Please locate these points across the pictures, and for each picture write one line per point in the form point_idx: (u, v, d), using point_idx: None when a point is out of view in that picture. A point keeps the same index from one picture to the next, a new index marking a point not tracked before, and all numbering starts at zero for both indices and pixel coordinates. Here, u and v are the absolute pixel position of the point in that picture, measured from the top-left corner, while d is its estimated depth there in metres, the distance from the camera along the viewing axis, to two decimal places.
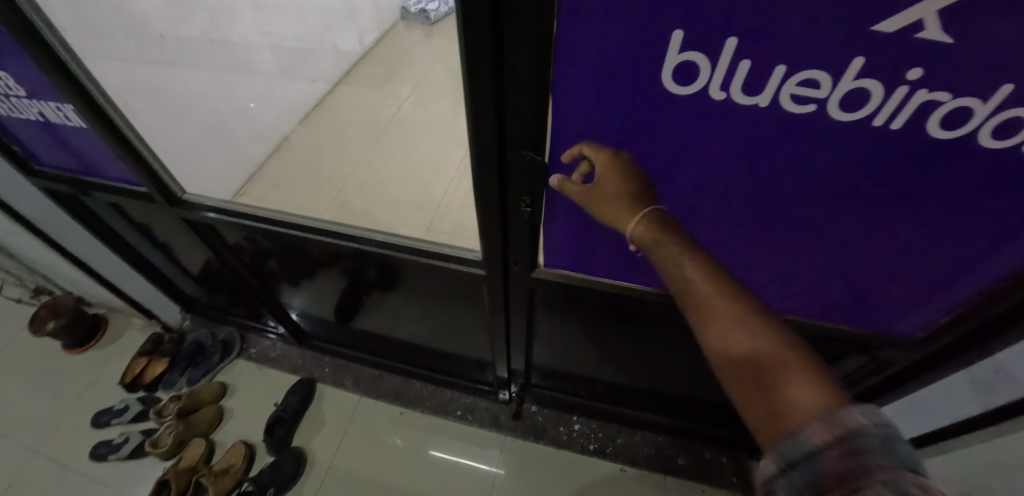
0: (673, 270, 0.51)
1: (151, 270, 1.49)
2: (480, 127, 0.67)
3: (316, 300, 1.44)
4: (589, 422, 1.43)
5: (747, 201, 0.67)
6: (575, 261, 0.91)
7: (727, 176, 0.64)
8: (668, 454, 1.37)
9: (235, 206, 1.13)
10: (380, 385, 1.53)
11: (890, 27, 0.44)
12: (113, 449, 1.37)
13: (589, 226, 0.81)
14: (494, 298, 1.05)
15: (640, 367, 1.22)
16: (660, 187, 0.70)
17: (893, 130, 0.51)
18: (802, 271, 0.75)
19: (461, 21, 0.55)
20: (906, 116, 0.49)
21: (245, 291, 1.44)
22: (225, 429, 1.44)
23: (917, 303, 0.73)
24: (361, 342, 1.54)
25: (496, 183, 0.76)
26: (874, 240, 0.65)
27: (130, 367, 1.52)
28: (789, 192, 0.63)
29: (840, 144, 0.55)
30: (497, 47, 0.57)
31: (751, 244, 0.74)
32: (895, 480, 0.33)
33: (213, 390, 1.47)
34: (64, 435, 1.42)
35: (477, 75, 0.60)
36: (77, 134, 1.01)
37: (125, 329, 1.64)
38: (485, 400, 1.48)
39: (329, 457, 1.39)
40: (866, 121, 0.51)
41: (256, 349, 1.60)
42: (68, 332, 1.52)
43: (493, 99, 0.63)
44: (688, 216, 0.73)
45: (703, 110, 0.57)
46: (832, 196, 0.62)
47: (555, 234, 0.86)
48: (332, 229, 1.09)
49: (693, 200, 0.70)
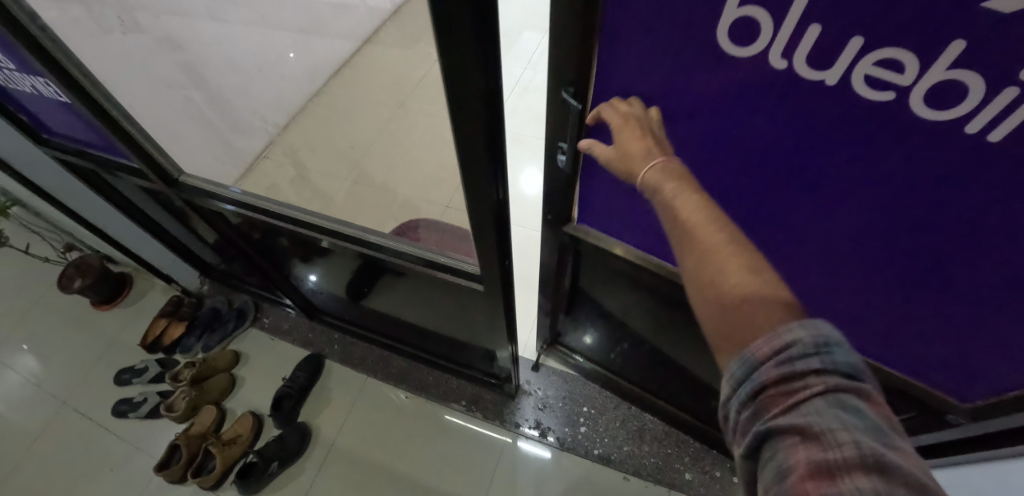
0: (660, 204, 0.48)
1: (171, 240, 1.50)
2: (467, 134, 0.59)
3: (332, 283, 1.39)
4: (596, 426, 1.38)
5: (797, 201, 0.56)
6: (609, 222, 0.84)
7: (776, 166, 0.54)
8: (674, 468, 1.30)
9: (261, 200, 1.08)
10: (387, 367, 1.51)
11: (1003, 7, 0.31)
12: (133, 407, 1.42)
13: (623, 187, 0.74)
14: (496, 303, 0.98)
15: (666, 362, 1.16)
16: (696, 165, 0.60)
17: (990, 143, 0.38)
18: (846, 296, 0.64)
19: (437, 15, 0.46)
20: (1009, 129, 0.36)
21: (258, 266, 1.41)
22: (236, 398, 1.47)
23: (983, 370, 0.60)
24: (370, 324, 1.50)
25: (489, 195, 0.68)
26: (939, 281, 0.53)
27: (151, 328, 1.56)
28: (845, 201, 0.52)
29: (918, 152, 0.43)
30: (480, 42, 0.48)
31: (792, 248, 0.63)
32: (824, 387, 0.34)
33: (226, 358, 1.49)
34: (90, 389, 1.50)
35: (460, 74, 0.51)
36: (70, 110, 0.99)
37: (149, 290, 1.69)
38: (491, 391, 1.44)
39: (332, 434, 1.40)
40: (955, 129, 0.39)
41: (270, 319, 1.61)
42: (94, 291, 1.57)
43: (481, 102, 0.54)
44: (727, 205, 0.63)
45: (759, 77, 0.46)
46: (896, 218, 0.50)
47: (591, 190, 0.79)
48: (343, 231, 1.03)
49: (734, 188, 0.60)
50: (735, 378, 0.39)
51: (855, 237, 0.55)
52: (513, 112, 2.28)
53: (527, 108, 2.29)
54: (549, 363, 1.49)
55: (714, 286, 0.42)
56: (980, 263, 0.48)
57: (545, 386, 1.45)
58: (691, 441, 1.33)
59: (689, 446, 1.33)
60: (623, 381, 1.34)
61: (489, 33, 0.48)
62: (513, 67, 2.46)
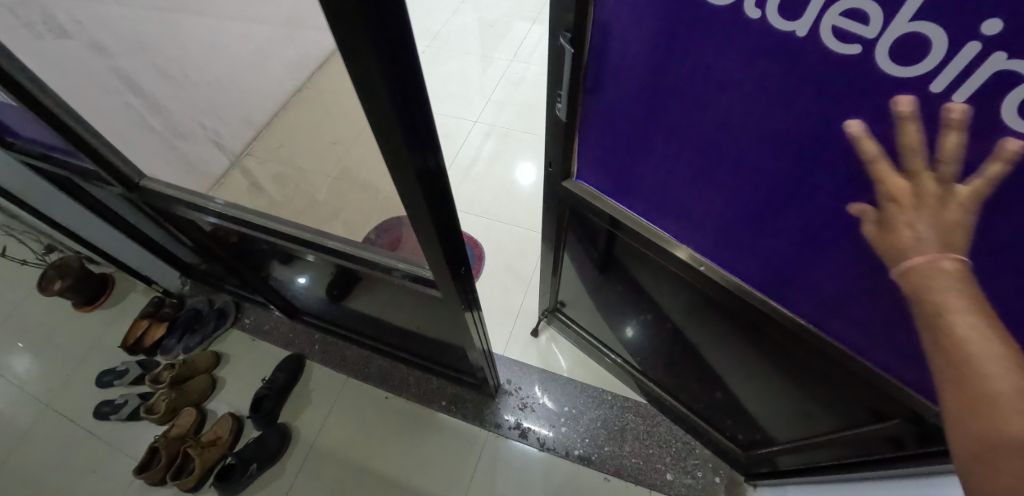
0: (931, 323, 0.44)
1: (150, 244, 1.49)
2: (391, 156, 0.58)
3: (311, 287, 1.37)
4: (577, 426, 1.36)
5: (775, 158, 0.58)
6: (603, 180, 0.88)
7: (753, 121, 0.57)
8: (656, 468, 1.30)
9: (242, 211, 1.04)
10: (366, 366, 1.50)
11: None
12: (115, 409, 1.42)
13: (618, 143, 0.78)
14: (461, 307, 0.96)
15: (660, 341, 1.18)
16: (684, 118, 0.64)
17: (955, 103, 0.40)
18: (818, 271, 0.66)
19: (338, 44, 0.45)
20: (972, 90, 0.39)
21: (235, 267, 1.40)
22: (217, 399, 1.47)
23: None
24: (354, 325, 1.46)
25: (427, 214, 0.66)
26: None
27: (133, 329, 1.55)
28: (817, 160, 0.54)
29: (880, 110, 0.45)
30: (386, 73, 0.46)
31: (768, 212, 0.65)
32: None
33: (207, 359, 1.49)
34: (73, 392, 1.50)
35: (371, 102, 0.50)
36: (23, 113, 0.99)
37: (130, 291, 1.68)
38: (471, 392, 1.43)
39: (313, 436, 1.40)
40: (917, 84, 0.41)
41: (251, 319, 1.60)
42: (75, 293, 1.56)
43: (399, 131, 0.53)
44: (710, 161, 0.66)
45: (736, 27, 0.50)
46: (860, 183, 0.52)
47: (588, 145, 0.84)
48: (297, 234, 0.99)
49: (716, 143, 0.63)
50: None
51: (821, 203, 0.58)
52: (500, 104, 2.24)
53: (516, 100, 2.26)
54: (530, 361, 1.49)
55: (987, 434, 0.40)
56: None
57: (526, 386, 1.44)
58: (673, 440, 1.33)
59: (672, 445, 1.32)
60: (614, 357, 1.38)
61: (398, 58, 0.47)
62: (501, 59, 2.43)
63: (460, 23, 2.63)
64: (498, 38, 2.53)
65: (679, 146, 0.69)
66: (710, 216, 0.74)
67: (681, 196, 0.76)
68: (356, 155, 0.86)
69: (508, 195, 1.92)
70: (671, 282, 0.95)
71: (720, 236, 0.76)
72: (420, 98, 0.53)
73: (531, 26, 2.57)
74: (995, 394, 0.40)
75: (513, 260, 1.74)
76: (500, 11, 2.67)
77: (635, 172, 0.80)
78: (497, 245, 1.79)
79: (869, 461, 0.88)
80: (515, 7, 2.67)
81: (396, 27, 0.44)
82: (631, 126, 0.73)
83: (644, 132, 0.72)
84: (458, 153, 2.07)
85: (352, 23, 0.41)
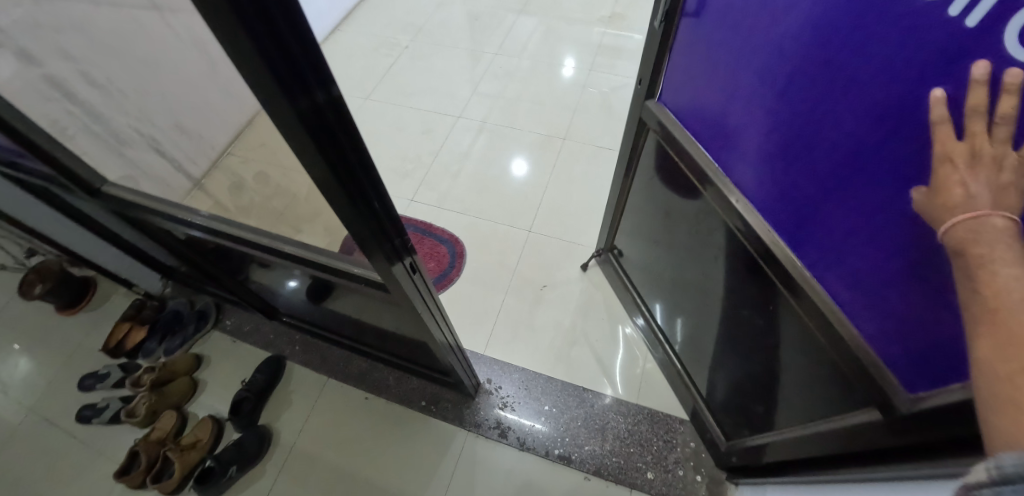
0: (970, 271, 0.47)
1: (132, 250, 1.49)
2: (308, 163, 0.59)
3: (285, 293, 1.36)
4: (557, 426, 1.36)
5: (812, 87, 0.64)
6: (676, 103, 0.98)
7: (805, 47, 0.63)
8: (636, 467, 1.29)
9: (221, 222, 1.03)
10: (347, 368, 1.50)
11: None
12: (96, 413, 1.42)
13: (698, 66, 0.87)
14: (423, 310, 0.95)
15: (684, 296, 1.22)
16: (754, 42, 0.72)
17: (966, 30, 0.46)
18: (822, 218, 0.70)
19: (231, 58, 0.46)
20: (981, 14, 0.44)
21: (211, 272, 1.41)
22: (198, 401, 1.47)
23: (927, 332, 0.61)
24: (332, 326, 1.44)
25: (346, 207, 0.65)
26: (898, 201, 0.58)
27: (113, 331, 1.54)
28: (846, 91, 0.59)
29: (908, 36, 0.50)
30: (281, 84, 0.47)
31: (793, 147, 0.71)
32: None
33: (187, 362, 1.48)
34: (57, 394, 1.50)
35: (274, 110, 0.51)
36: None
37: (113, 293, 1.69)
38: (450, 391, 1.43)
39: (292, 438, 1.39)
40: (940, 10, 0.47)
41: (232, 321, 1.61)
42: (56, 296, 1.56)
43: (308, 140, 0.54)
44: (760, 89, 0.73)
45: None
46: (879, 117, 0.56)
47: (675, 67, 0.94)
48: (258, 240, 0.98)
49: (770, 69, 0.70)
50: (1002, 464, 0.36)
51: (839, 137, 0.62)
52: (488, 96, 2.22)
53: (504, 91, 2.24)
54: (512, 360, 1.49)
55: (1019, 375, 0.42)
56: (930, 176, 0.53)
57: (507, 385, 1.44)
58: (654, 438, 1.33)
59: (652, 443, 1.32)
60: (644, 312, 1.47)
61: (295, 68, 0.48)
62: (487, 53, 2.40)
63: (446, 17, 2.59)
64: (487, 29, 2.51)
65: (741, 71, 0.76)
66: (748, 150, 0.81)
67: (730, 126, 0.83)
68: (284, 166, 0.83)
69: (491, 191, 1.90)
70: (704, 225, 1.01)
71: (751, 172, 0.82)
72: (333, 106, 0.54)
73: (517, 19, 2.55)
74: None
75: (495, 258, 1.72)
76: (486, 4, 2.64)
77: (701, 99, 0.89)
78: (482, 240, 1.77)
79: (837, 461, 0.86)
80: None
81: (289, 39, 0.46)
82: (712, 49, 0.82)
83: (720, 56, 0.80)
84: (442, 149, 2.05)
85: (234, 35, 0.42)
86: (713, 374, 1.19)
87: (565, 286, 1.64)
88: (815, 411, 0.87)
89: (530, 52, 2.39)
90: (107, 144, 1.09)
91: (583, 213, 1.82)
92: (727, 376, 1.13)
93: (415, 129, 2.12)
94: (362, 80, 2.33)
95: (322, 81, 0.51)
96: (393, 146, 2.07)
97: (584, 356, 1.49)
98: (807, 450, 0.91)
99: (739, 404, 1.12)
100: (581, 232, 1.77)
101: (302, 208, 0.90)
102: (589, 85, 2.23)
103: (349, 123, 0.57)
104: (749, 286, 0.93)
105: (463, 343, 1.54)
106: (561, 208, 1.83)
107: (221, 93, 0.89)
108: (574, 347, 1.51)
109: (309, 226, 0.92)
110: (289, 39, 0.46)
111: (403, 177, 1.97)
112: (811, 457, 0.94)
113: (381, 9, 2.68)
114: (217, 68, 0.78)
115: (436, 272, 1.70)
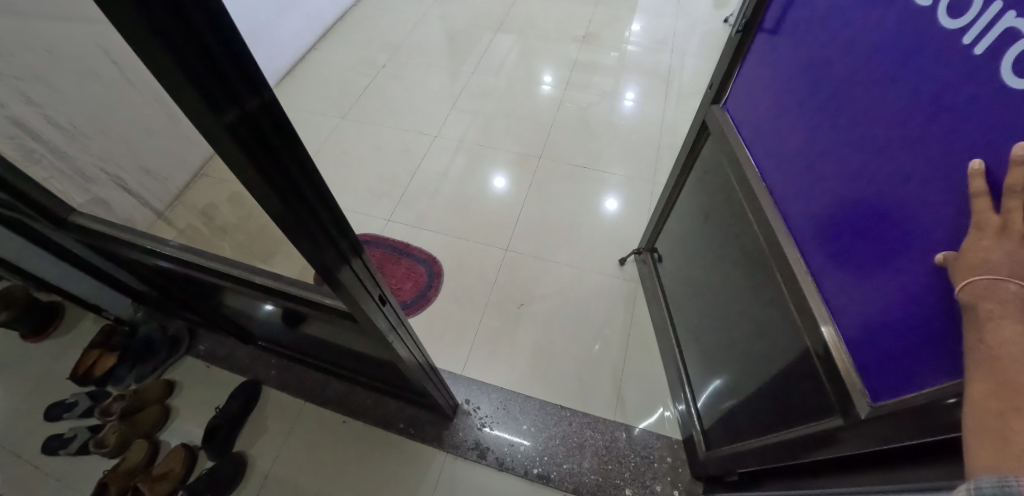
0: (980, 323, 0.53)
1: (104, 276, 1.45)
2: (248, 181, 0.57)
3: (258, 319, 1.35)
4: (536, 445, 1.36)
5: (855, 102, 0.73)
6: (738, 109, 1.07)
7: (857, 65, 0.72)
8: (614, 485, 1.30)
9: (190, 252, 1.03)
10: (324, 391, 1.49)
11: None
12: (63, 444, 1.36)
13: (763, 77, 0.97)
14: (393, 338, 0.96)
15: (703, 296, 1.29)
16: (817, 57, 0.81)
17: (974, 56, 0.55)
18: (838, 220, 0.77)
19: (144, 61, 0.44)
20: (990, 41, 0.53)
21: (185, 297, 1.40)
22: (172, 429, 1.44)
23: (898, 339, 0.67)
24: (306, 350, 1.44)
25: (301, 240, 0.66)
26: (900, 209, 0.65)
27: (82, 358, 1.49)
28: (879, 107, 0.68)
29: (933, 64, 0.60)
30: (200, 89, 0.45)
31: (828, 153, 0.79)
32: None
33: (159, 389, 1.46)
34: (22, 427, 1.45)
35: (200, 120, 0.49)
36: None
37: (81, 319, 1.66)
38: (428, 413, 1.43)
39: (269, 463, 1.37)
40: (959, 38, 0.57)
41: (205, 346, 1.60)
42: (21, 323, 1.53)
43: (239, 153, 0.52)
44: (809, 100, 0.83)
45: None
46: (899, 132, 0.65)
47: (744, 77, 1.04)
48: (228, 270, 0.99)
49: (821, 82, 0.80)
50: (980, 488, 0.47)
51: (866, 146, 0.71)
52: (467, 112, 2.25)
53: (479, 107, 2.27)
54: (491, 379, 1.50)
55: (993, 421, 0.50)
56: (929, 184, 0.61)
57: (485, 405, 1.44)
58: (632, 455, 1.35)
59: (629, 460, 1.34)
60: (683, 390, 1.38)
61: (221, 75, 0.46)
62: (464, 71, 2.43)
63: (424, 35, 2.62)
64: (464, 48, 2.54)
65: (797, 83, 0.86)
66: (787, 155, 0.89)
67: (778, 132, 0.92)
68: (247, 202, 0.87)
69: (468, 210, 1.91)
70: (734, 226, 1.09)
71: (786, 177, 0.90)
72: (266, 114, 0.52)
73: (494, 37, 2.59)
74: (1018, 381, 0.49)
75: (473, 276, 1.73)
76: (463, 23, 2.68)
77: (759, 107, 0.98)
78: (463, 259, 1.78)
79: (812, 474, 0.90)
80: (480, 18, 2.71)
81: (212, 43, 0.44)
82: (778, 64, 0.92)
83: (783, 69, 0.90)
84: (419, 169, 2.06)
85: (142, 36, 0.41)
86: (712, 381, 1.24)
87: (542, 304, 1.66)
88: (790, 424, 0.91)
89: (507, 70, 2.43)
90: (74, 180, 1.11)
91: (561, 230, 1.85)
92: (726, 385, 1.18)
93: (392, 147, 2.13)
94: (339, 100, 2.34)
95: (254, 88, 0.49)
96: (370, 166, 2.08)
97: (561, 374, 1.51)
98: (778, 463, 0.95)
99: (729, 414, 1.16)
100: (559, 251, 1.79)
101: (268, 240, 0.92)
102: (566, 101, 2.28)
103: (291, 135, 0.55)
104: (759, 293, 1.00)
105: (439, 364, 1.54)
106: (538, 226, 1.86)
107: (184, 141, 0.93)
108: (551, 364, 1.54)
109: (278, 258, 0.93)
110: (212, 44, 0.44)
111: (380, 197, 1.97)
112: (790, 470, 0.97)
113: (359, 28, 2.70)
114: (178, 121, 0.81)
115: (413, 294, 1.70)
